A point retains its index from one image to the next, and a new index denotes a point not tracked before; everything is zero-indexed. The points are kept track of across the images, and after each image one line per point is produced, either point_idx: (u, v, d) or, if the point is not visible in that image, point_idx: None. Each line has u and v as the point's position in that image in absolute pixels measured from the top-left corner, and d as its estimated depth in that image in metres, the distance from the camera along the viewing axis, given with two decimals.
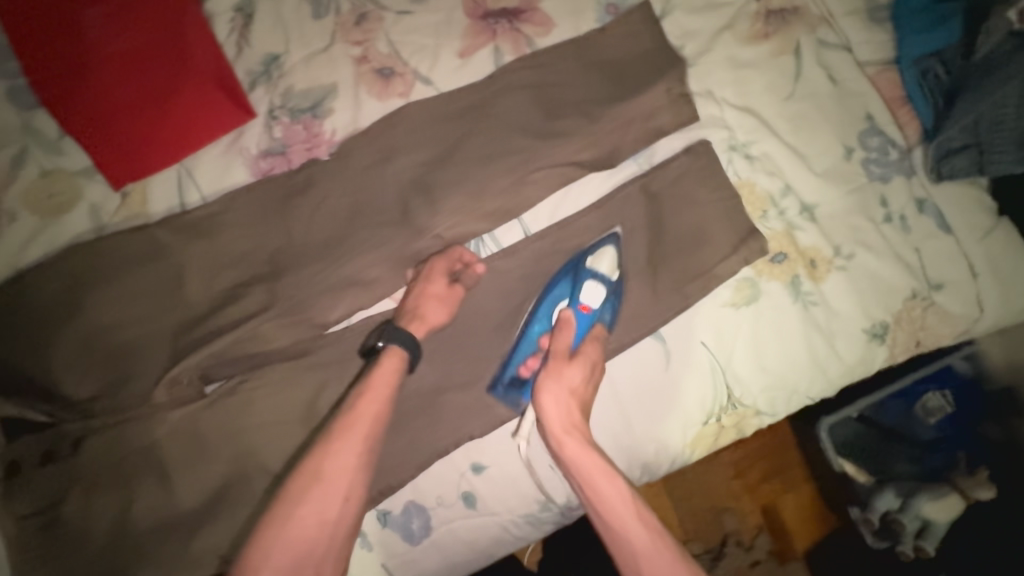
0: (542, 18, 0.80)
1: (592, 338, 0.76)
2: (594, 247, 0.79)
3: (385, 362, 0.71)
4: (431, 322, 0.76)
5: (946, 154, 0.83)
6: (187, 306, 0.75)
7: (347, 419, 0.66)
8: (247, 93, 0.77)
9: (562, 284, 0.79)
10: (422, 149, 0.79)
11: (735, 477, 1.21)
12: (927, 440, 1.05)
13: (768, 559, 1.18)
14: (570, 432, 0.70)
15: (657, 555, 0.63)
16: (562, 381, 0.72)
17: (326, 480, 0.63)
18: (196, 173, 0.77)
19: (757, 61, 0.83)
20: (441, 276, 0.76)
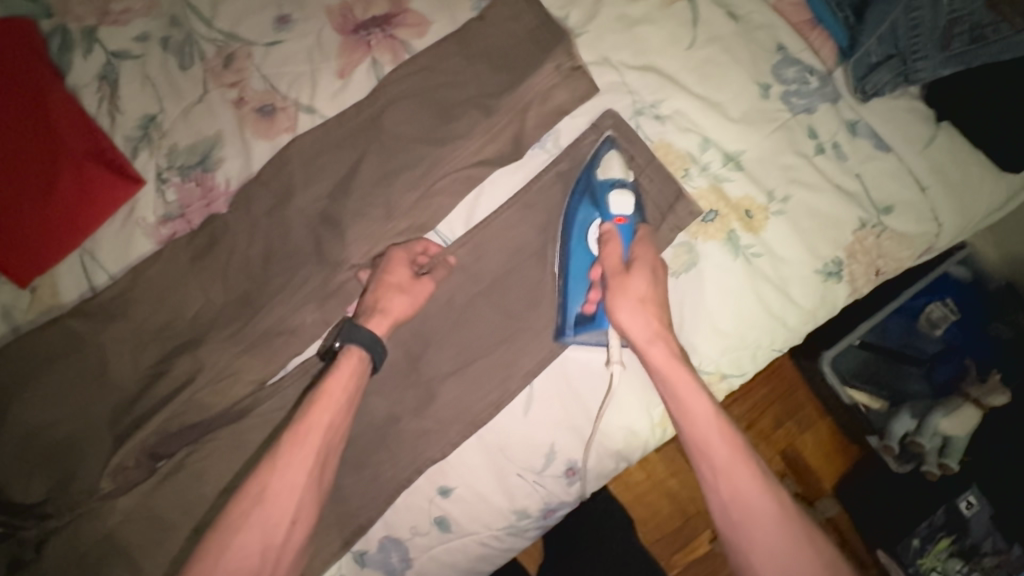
0: (415, 19, 0.76)
1: (643, 242, 0.74)
2: (597, 157, 0.76)
3: (344, 363, 0.69)
4: (395, 314, 0.72)
5: (868, 70, 0.78)
6: (118, 391, 0.73)
7: (296, 432, 0.64)
8: (131, 162, 0.75)
9: (581, 205, 0.76)
10: (321, 181, 0.75)
11: (748, 427, 1.24)
12: (936, 351, 1.14)
13: (794, 501, 1.21)
14: (656, 338, 0.70)
15: (737, 471, 0.63)
16: (632, 297, 0.70)
17: (269, 502, 0.61)
18: (99, 253, 0.75)
19: (650, 15, 0.78)
20: (402, 266, 0.73)
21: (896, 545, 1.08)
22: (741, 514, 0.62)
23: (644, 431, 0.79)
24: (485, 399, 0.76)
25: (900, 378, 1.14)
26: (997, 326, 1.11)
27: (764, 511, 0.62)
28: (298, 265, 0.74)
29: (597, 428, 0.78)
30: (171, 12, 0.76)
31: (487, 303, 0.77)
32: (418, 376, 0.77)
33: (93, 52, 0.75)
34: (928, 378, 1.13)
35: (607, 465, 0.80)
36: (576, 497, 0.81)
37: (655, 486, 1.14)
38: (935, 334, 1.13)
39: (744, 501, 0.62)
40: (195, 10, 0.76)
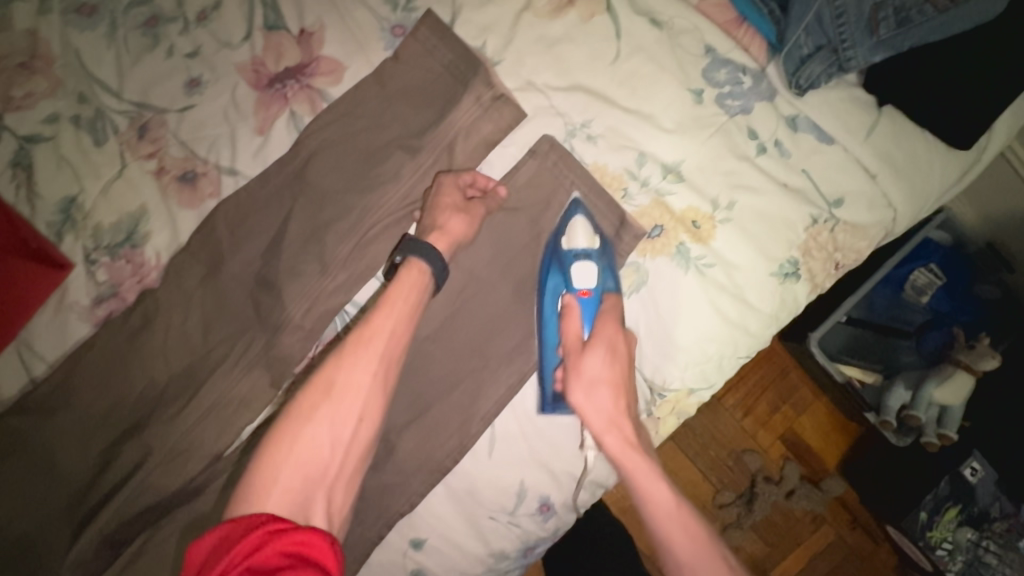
0: (329, 65, 0.74)
1: (607, 314, 0.71)
2: (563, 227, 0.74)
3: (406, 274, 0.68)
4: (454, 234, 0.71)
5: (800, 64, 0.76)
6: (67, 484, 0.71)
7: (363, 333, 0.63)
8: (55, 247, 0.73)
9: (557, 275, 0.74)
10: (254, 241, 0.73)
11: (745, 416, 1.22)
12: (923, 321, 1.12)
13: (801, 484, 1.19)
14: (612, 427, 0.67)
15: (698, 558, 0.60)
16: (585, 380, 0.68)
17: (336, 400, 0.61)
18: (35, 343, 0.73)
19: (569, 33, 0.76)
20: (454, 189, 0.72)
21: (904, 521, 1.08)
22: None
23: None
24: (447, 444, 0.73)
25: (891, 351, 1.13)
26: (981, 287, 1.12)
27: None
28: (240, 331, 0.73)
29: (568, 454, 0.76)
30: (78, 88, 0.74)
31: (436, 345, 0.75)
32: None
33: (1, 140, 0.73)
34: (918, 349, 1.10)
35: (579, 497, 0.77)
36: (554, 532, 0.78)
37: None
38: (921, 302, 1.12)
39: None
40: (103, 84, 0.74)
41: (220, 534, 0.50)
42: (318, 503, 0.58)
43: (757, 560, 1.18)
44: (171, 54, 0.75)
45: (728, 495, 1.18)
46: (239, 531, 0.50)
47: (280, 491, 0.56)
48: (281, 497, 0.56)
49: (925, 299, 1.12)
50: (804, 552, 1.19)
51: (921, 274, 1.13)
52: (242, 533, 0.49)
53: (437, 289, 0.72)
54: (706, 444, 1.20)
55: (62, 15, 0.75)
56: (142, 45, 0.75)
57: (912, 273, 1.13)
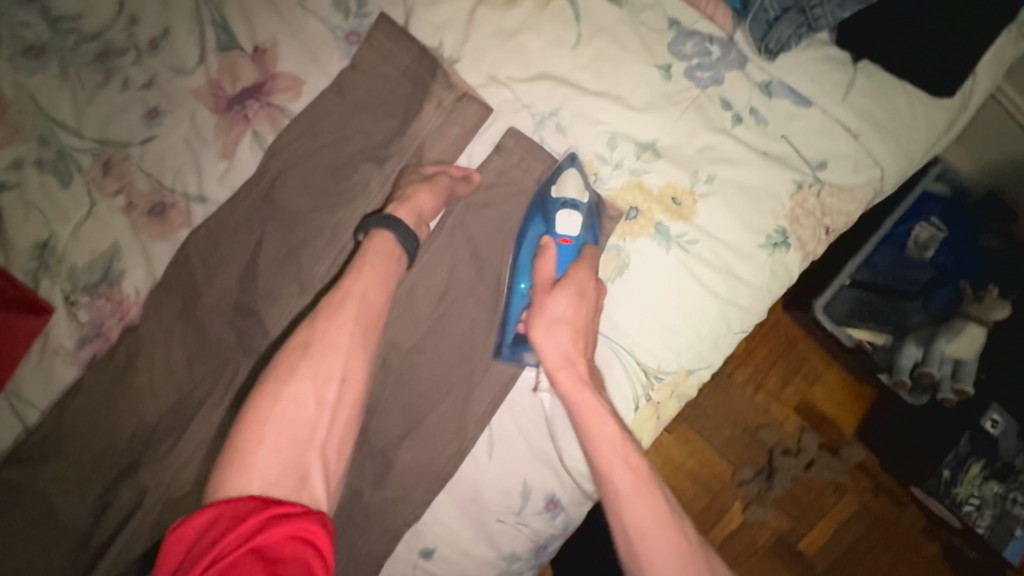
0: (287, 81, 0.73)
1: (582, 262, 0.71)
2: (555, 175, 0.73)
3: (375, 242, 0.68)
4: (425, 207, 0.69)
5: (768, 28, 0.73)
6: (69, 530, 0.70)
7: (334, 298, 0.64)
8: (33, 292, 0.72)
9: (538, 225, 0.74)
10: (230, 268, 0.72)
11: (757, 391, 1.20)
12: (929, 276, 1.09)
13: (819, 454, 1.17)
14: (565, 364, 0.69)
15: (638, 499, 0.61)
16: (551, 319, 0.69)
17: (316, 365, 0.60)
18: (24, 392, 0.72)
19: (527, 22, 0.74)
20: (415, 172, 0.71)
21: (927, 482, 1.05)
22: (640, 539, 0.60)
23: None
24: (445, 453, 0.73)
25: (899, 313, 1.08)
26: (987, 237, 1.07)
27: (662, 540, 0.59)
28: (225, 360, 0.72)
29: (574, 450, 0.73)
30: (37, 132, 0.73)
31: (422, 356, 0.74)
32: (371, 446, 0.74)
33: None
34: (926, 308, 1.06)
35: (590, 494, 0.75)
36: (565, 529, 0.76)
37: (675, 468, 1.17)
38: (925, 258, 1.09)
39: (643, 532, 0.60)
40: (62, 125, 0.73)
41: (213, 516, 0.49)
42: (312, 464, 0.58)
43: (783, 534, 1.16)
44: (126, 86, 0.74)
45: (748, 472, 1.16)
46: (230, 519, 0.48)
47: (271, 449, 0.56)
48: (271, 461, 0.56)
49: (928, 254, 1.09)
50: (829, 521, 1.17)
51: (923, 229, 1.10)
52: (233, 519, 0.47)
53: (411, 262, 0.72)
54: (720, 423, 1.19)
55: (11, 59, 0.74)
56: (98, 81, 0.74)
57: (913, 229, 1.10)
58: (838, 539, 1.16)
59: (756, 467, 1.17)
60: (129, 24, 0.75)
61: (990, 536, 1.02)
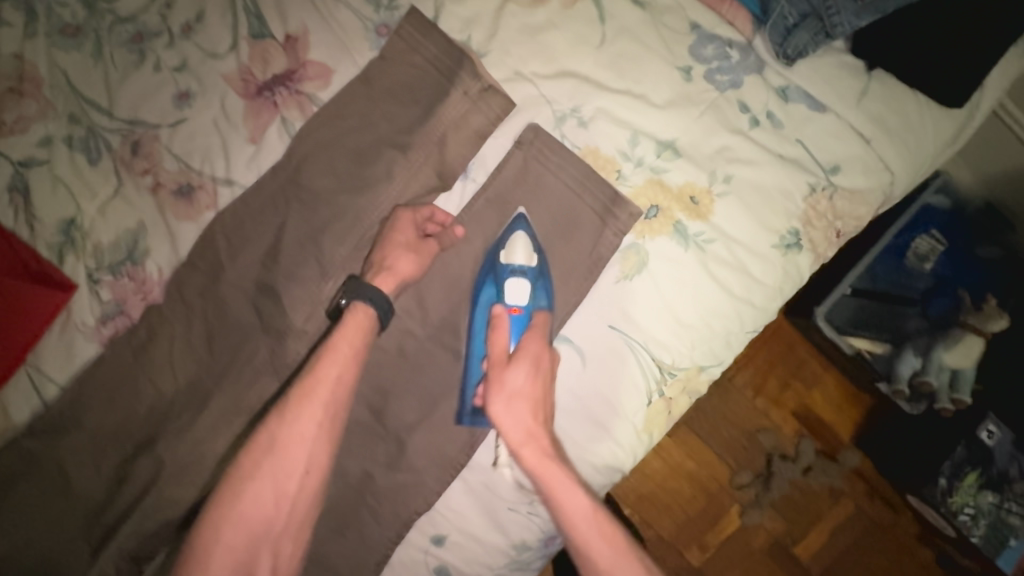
0: (316, 69, 0.75)
1: (534, 329, 0.71)
2: (506, 237, 0.74)
3: (349, 319, 0.68)
4: (401, 274, 0.72)
5: (787, 34, 0.76)
6: (83, 504, 0.71)
7: (305, 384, 0.64)
8: (58, 269, 0.73)
9: (490, 286, 0.75)
10: (253, 251, 0.73)
11: (757, 396, 1.21)
12: (927, 286, 1.11)
13: (815, 460, 1.19)
14: (528, 441, 0.66)
15: (621, 567, 0.62)
16: (506, 395, 0.67)
17: (278, 455, 0.62)
18: (45, 366, 0.73)
19: (553, 19, 0.76)
20: (409, 225, 0.73)
21: (925, 490, 1.06)
22: None
23: (630, 440, 0.76)
24: (458, 439, 0.74)
25: (897, 320, 1.11)
26: (982, 248, 1.10)
27: None
28: (245, 341, 0.73)
29: (583, 443, 0.75)
30: (69, 110, 0.75)
31: (438, 343, 0.76)
32: (386, 430, 0.75)
33: None
34: (924, 315, 1.09)
35: (600, 481, 0.77)
36: None
37: (674, 471, 1.19)
38: (924, 269, 1.11)
39: None
40: (94, 104, 0.75)
41: None
42: (265, 555, 0.61)
43: (778, 538, 1.17)
44: (158, 69, 0.75)
45: (746, 476, 1.18)
46: None
47: (240, 520, 0.60)
48: (237, 531, 0.60)
49: (927, 266, 1.11)
50: (826, 525, 1.18)
51: (922, 240, 1.12)
52: None
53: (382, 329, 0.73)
54: (719, 426, 1.20)
55: (47, 38, 0.76)
56: (130, 62, 0.75)
57: (913, 240, 1.12)
58: (833, 543, 1.18)
59: (753, 471, 1.18)
60: (163, 8, 0.77)
61: (982, 544, 1.03)
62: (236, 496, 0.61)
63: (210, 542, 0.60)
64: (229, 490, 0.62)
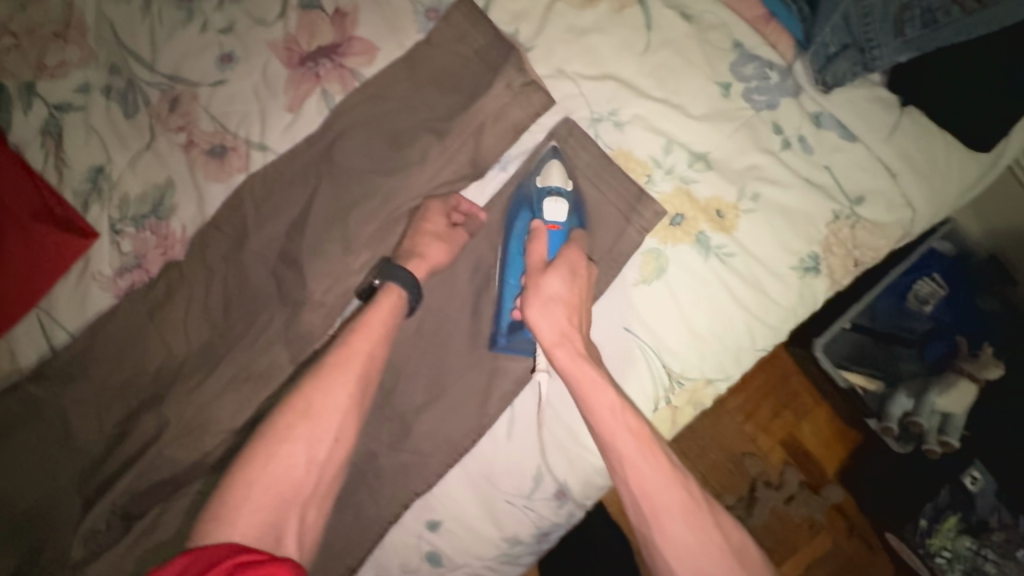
0: (362, 46, 0.75)
1: (572, 244, 0.71)
2: (540, 167, 0.75)
3: (382, 296, 0.69)
4: (430, 262, 0.73)
5: (827, 61, 0.77)
6: (83, 453, 0.71)
7: (341, 354, 0.65)
8: (82, 216, 0.73)
9: (528, 211, 0.75)
10: (280, 219, 0.73)
11: (746, 420, 1.22)
12: (926, 330, 1.09)
13: (799, 488, 1.19)
14: (561, 342, 0.66)
15: (644, 464, 0.62)
16: (544, 297, 0.67)
17: (315, 419, 0.62)
18: (56, 311, 0.73)
19: (600, 23, 0.77)
20: (440, 215, 0.74)
21: (903, 527, 1.07)
22: (649, 503, 0.61)
23: None
24: (464, 427, 0.74)
25: (892, 359, 1.09)
26: (981, 301, 1.09)
27: (669, 497, 0.61)
28: (261, 308, 0.73)
29: (583, 444, 0.76)
30: (111, 60, 0.75)
31: (454, 329, 0.76)
32: (392, 411, 0.75)
33: (34, 107, 0.74)
34: (921, 358, 1.08)
35: (596, 483, 0.77)
36: (568, 519, 0.78)
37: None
38: (925, 311, 1.09)
39: (651, 493, 0.61)
40: (136, 56, 0.75)
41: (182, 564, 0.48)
42: (291, 522, 0.60)
43: None
44: (204, 29, 0.75)
45: (730, 498, 1.18)
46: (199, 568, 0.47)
47: (270, 481, 0.59)
48: (269, 490, 0.59)
49: (927, 309, 1.09)
50: (803, 557, 1.19)
51: (924, 283, 1.09)
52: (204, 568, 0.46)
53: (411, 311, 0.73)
54: (707, 448, 1.21)
55: None
56: (176, 19, 0.75)
57: (915, 282, 1.10)
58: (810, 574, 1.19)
59: (737, 494, 1.19)
60: None
61: None
62: (269, 458, 0.60)
63: (240, 499, 0.58)
64: (262, 449, 0.61)
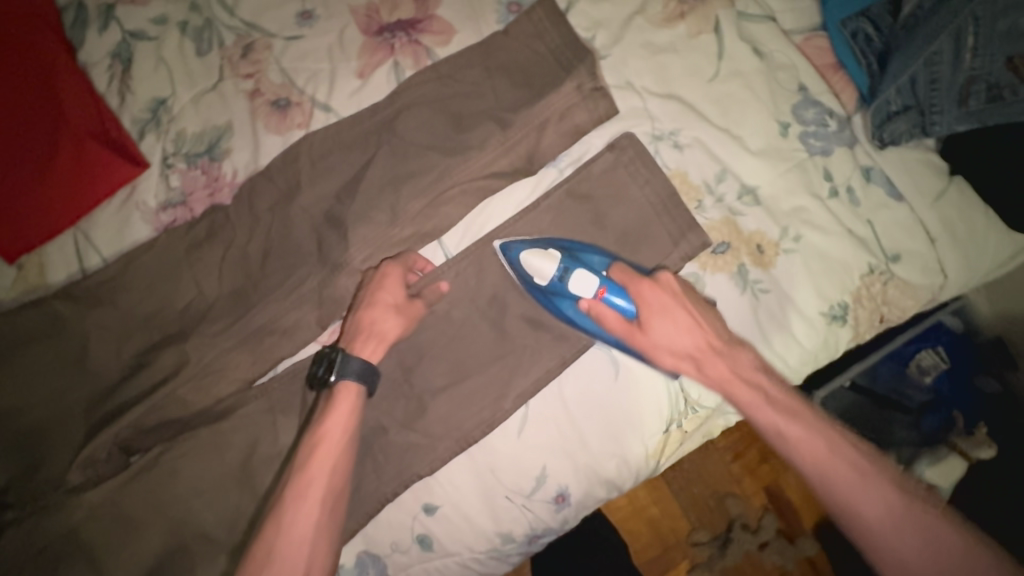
0: (440, 26, 0.77)
1: (627, 281, 0.71)
2: (524, 269, 0.73)
3: (338, 400, 0.67)
4: (388, 338, 0.70)
5: (887, 118, 0.78)
6: (97, 378, 0.71)
7: (299, 484, 0.62)
8: (137, 144, 0.73)
9: (567, 299, 0.73)
10: (331, 180, 0.74)
11: (735, 459, 1.11)
12: (921, 401, 1.01)
13: (776, 538, 1.08)
14: (706, 351, 0.69)
15: (852, 488, 0.59)
16: (659, 348, 0.70)
17: (275, 565, 0.58)
18: (93, 234, 0.73)
19: (675, 44, 0.79)
20: (398, 284, 0.71)
21: None
22: (867, 538, 0.58)
23: (638, 461, 0.78)
24: (477, 415, 0.74)
25: (886, 425, 1.01)
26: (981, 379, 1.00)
27: (891, 525, 0.57)
28: (298, 265, 0.72)
29: (591, 454, 0.76)
30: None
31: (482, 317, 0.76)
32: (409, 387, 0.75)
33: (109, 30, 0.76)
34: (915, 427, 1.01)
35: (596, 493, 0.78)
36: (562, 524, 0.79)
37: (635, 513, 1.09)
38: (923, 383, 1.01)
39: (873, 526, 0.57)
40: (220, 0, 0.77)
41: None
42: None
43: None
44: None
45: (704, 536, 1.08)
46: None
47: None
48: None
49: (925, 380, 1.01)
50: None
51: (927, 353, 1.01)
52: None
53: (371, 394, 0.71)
54: (691, 480, 1.10)
55: None
56: None
57: (918, 352, 1.01)
58: None
59: (712, 534, 1.08)
60: None
61: None
62: None
63: None
64: None
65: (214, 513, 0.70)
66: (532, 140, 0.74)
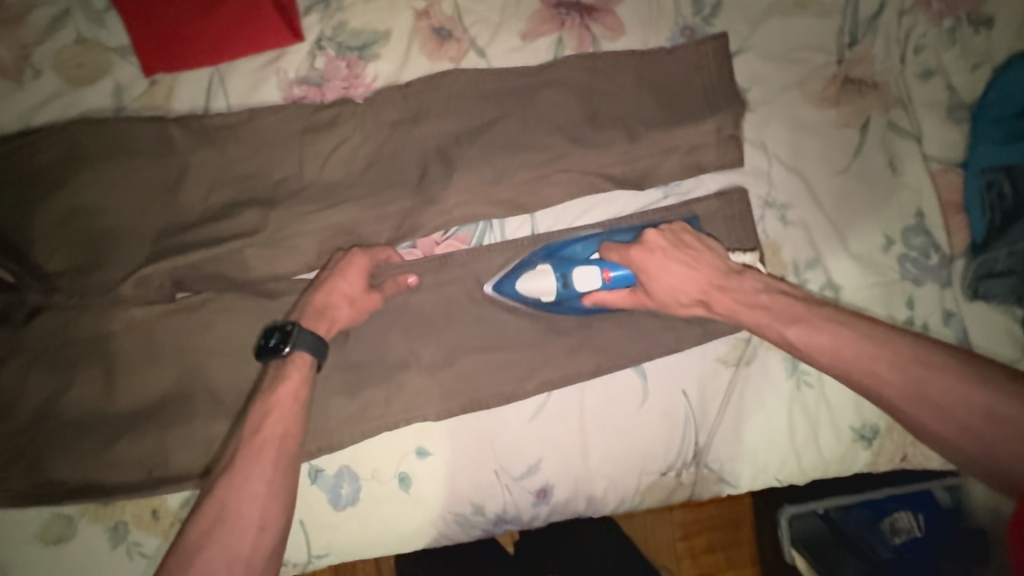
0: (614, 22, 0.79)
1: (623, 254, 0.72)
2: (528, 297, 0.75)
3: (289, 370, 0.64)
4: (340, 324, 0.70)
5: (987, 274, 0.78)
6: (180, 209, 0.73)
7: (252, 445, 0.59)
8: (300, 16, 0.76)
9: (577, 300, 0.75)
10: (455, 120, 0.76)
11: (682, 538, 1.07)
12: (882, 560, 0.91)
13: None
14: (697, 266, 0.70)
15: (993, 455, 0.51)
16: (656, 265, 0.70)
17: (231, 519, 0.55)
18: (229, 81, 0.76)
19: (819, 125, 0.80)
20: (358, 275, 0.70)
21: None
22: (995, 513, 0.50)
23: (625, 490, 0.79)
24: (498, 386, 0.76)
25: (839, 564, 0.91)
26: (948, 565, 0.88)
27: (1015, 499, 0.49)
28: (396, 185, 0.75)
29: (586, 468, 0.77)
30: None
31: None
32: (445, 335, 0.77)
33: None
34: None
35: (576, 505, 0.79)
36: (531, 520, 0.79)
37: None
38: (891, 541, 0.91)
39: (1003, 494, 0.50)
40: None
41: None
42: None
43: None
44: None
45: None
46: None
47: None
48: None
49: (893, 541, 0.91)
50: None
51: (904, 515, 0.92)
52: None
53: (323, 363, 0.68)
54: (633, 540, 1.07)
55: None
56: None
57: (895, 510, 0.92)
58: None
59: None
60: None
61: None
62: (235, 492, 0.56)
63: None
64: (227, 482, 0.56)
65: (228, 375, 0.72)
66: (657, 158, 0.75)
